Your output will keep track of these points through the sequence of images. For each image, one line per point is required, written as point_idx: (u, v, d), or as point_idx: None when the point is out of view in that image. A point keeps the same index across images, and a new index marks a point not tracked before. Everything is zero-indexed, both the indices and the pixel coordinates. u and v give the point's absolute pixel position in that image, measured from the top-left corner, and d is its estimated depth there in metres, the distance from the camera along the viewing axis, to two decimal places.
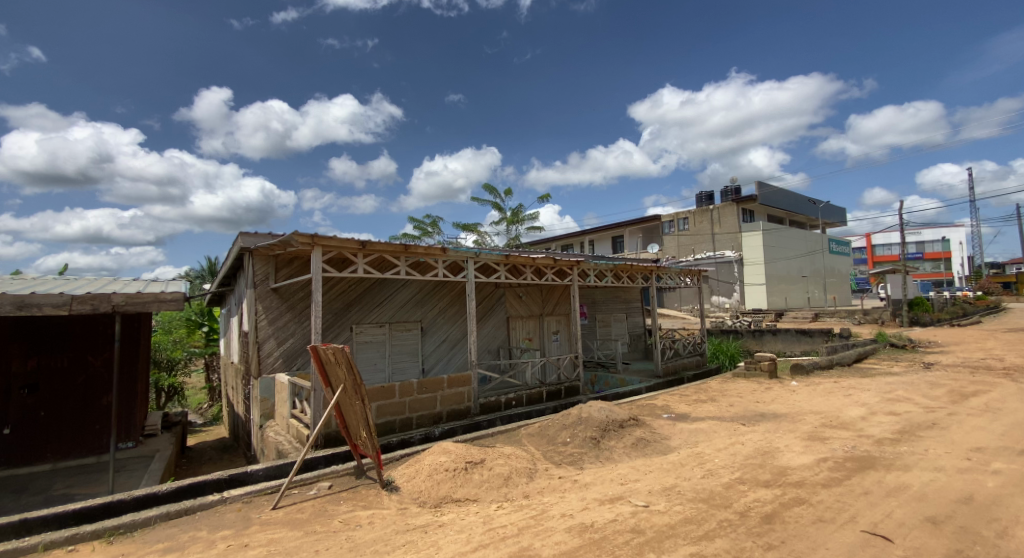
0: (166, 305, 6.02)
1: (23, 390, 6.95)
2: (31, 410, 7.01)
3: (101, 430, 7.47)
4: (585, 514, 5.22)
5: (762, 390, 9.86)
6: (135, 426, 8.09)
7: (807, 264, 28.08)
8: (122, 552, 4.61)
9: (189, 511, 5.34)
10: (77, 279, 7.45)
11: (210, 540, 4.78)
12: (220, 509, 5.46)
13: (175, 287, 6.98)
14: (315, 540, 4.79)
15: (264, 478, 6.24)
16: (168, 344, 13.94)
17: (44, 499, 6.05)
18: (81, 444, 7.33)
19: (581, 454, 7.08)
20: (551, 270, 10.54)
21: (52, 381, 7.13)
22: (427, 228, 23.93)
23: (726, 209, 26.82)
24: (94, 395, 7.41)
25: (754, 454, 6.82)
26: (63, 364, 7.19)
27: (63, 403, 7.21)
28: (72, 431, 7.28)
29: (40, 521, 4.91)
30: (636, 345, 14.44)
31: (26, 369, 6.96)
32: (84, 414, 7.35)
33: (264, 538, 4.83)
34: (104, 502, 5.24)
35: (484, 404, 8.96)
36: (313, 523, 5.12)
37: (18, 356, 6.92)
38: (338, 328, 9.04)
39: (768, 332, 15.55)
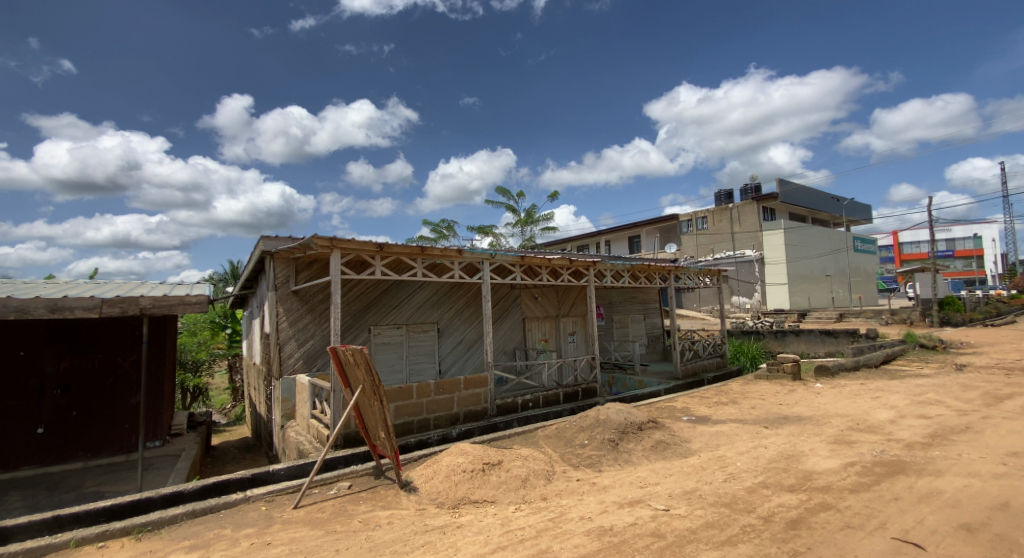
0: (190, 308, 6.12)
1: (56, 390, 7.13)
2: (63, 410, 7.18)
3: (130, 430, 7.62)
4: (604, 518, 5.15)
5: (785, 392, 9.64)
6: (162, 426, 8.24)
7: (831, 263, 27.48)
8: (149, 549, 4.68)
9: (214, 510, 5.40)
10: (106, 282, 7.62)
11: (234, 538, 4.83)
12: (243, 507, 5.52)
13: (200, 290, 7.08)
14: (335, 539, 4.80)
15: (286, 478, 6.29)
16: (193, 347, 14.23)
17: (74, 497, 6.18)
18: (111, 443, 7.49)
19: (600, 456, 6.99)
20: (568, 270, 10.43)
21: (84, 381, 7.30)
22: (443, 232, 24.04)
23: (747, 209, 26.26)
24: (123, 395, 7.57)
25: (777, 458, 6.67)
26: (94, 365, 7.36)
27: (94, 403, 7.37)
28: (102, 430, 7.44)
29: (72, 517, 5.03)
30: (654, 347, 14.31)
31: (58, 369, 7.14)
32: (113, 414, 7.50)
33: (285, 536, 4.86)
34: (131, 500, 5.33)
35: (501, 405, 8.92)
36: (333, 522, 5.14)
37: (51, 357, 7.10)
38: (356, 329, 9.10)
39: (791, 332, 15.24)
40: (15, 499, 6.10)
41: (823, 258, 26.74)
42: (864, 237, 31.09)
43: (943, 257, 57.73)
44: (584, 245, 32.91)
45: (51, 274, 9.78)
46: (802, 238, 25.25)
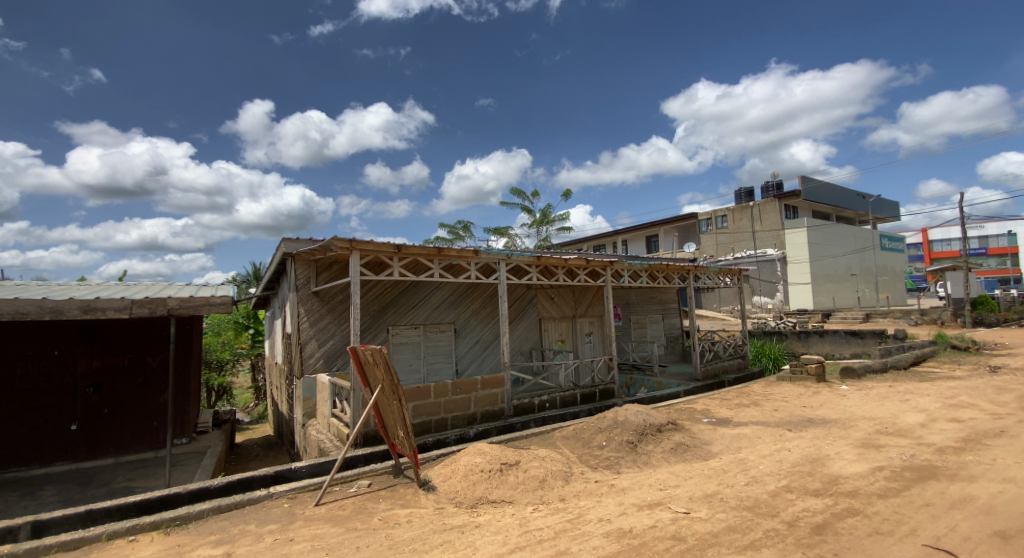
0: (216, 308, 6.20)
1: (88, 389, 7.29)
2: (96, 408, 7.34)
3: (158, 427, 7.76)
4: (623, 520, 5.07)
5: (809, 394, 9.42)
6: (188, 423, 8.38)
7: (855, 261, 26.83)
8: (178, 543, 4.75)
9: (239, 505, 5.46)
10: (136, 283, 7.78)
11: (258, 534, 4.87)
12: (267, 503, 5.57)
13: (225, 291, 7.19)
14: (356, 536, 4.81)
15: (308, 475, 6.32)
16: (217, 346, 14.46)
17: (106, 492, 6.28)
18: (140, 440, 7.63)
19: (618, 458, 6.90)
20: (585, 270, 10.33)
21: (115, 380, 7.45)
22: (459, 232, 24.03)
23: (767, 205, 25.78)
24: (152, 394, 7.70)
25: (801, 461, 6.51)
26: (124, 364, 7.51)
27: (125, 401, 7.52)
28: (132, 427, 7.58)
29: (104, 512, 5.13)
30: (672, 348, 14.15)
31: (91, 368, 7.30)
32: (142, 412, 7.64)
33: (307, 533, 4.88)
34: (160, 495, 5.41)
35: (518, 405, 8.88)
36: (354, 520, 5.15)
37: (84, 356, 7.26)
38: (375, 330, 9.14)
39: (814, 333, 14.91)
40: (49, 493, 6.24)
41: (847, 256, 26.13)
42: (891, 235, 30.31)
43: (975, 255, 55.99)
44: (601, 245, 32.72)
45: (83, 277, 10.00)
46: (825, 236, 24.71)
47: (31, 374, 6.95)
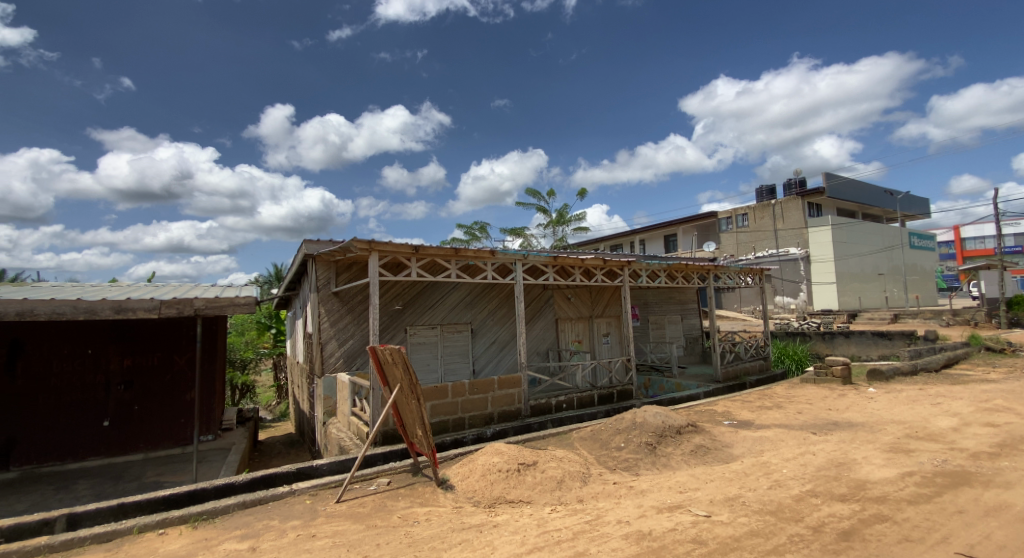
0: (241, 308, 6.28)
1: (120, 386, 7.43)
2: (127, 404, 7.48)
3: (185, 424, 7.87)
4: (642, 522, 4.98)
5: (834, 397, 9.19)
6: (214, 420, 8.50)
7: (882, 260, 26.14)
8: (205, 537, 4.80)
9: (263, 501, 5.51)
10: (163, 284, 7.92)
11: (281, 529, 4.90)
12: (290, 500, 5.61)
13: (250, 292, 7.27)
14: (376, 534, 4.81)
15: (329, 472, 6.35)
16: (241, 346, 14.65)
17: (136, 486, 6.40)
18: (168, 437, 7.75)
19: (637, 460, 6.80)
20: (602, 270, 10.22)
21: (145, 378, 7.59)
22: (476, 233, 24.05)
23: (790, 204, 25.32)
24: (180, 391, 7.83)
25: (827, 465, 6.33)
26: (153, 363, 7.65)
27: (154, 398, 7.66)
28: (160, 424, 7.71)
29: (135, 505, 5.22)
30: (692, 349, 13.95)
31: (122, 366, 7.44)
32: (171, 409, 7.77)
33: (329, 529, 4.90)
34: (189, 490, 5.49)
35: (535, 406, 8.82)
36: (374, 517, 5.15)
37: (116, 355, 7.41)
38: (393, 330, 9.18)
39: (839, 334, 14.58)
40: (82, 487, 6.37)
41: (873, 255, 25.49)
42: (920, 233, 29.48)
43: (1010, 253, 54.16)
44: (618, 245, 32.50)
45: (113, 278, 10.25)
46: (850, 234, 24.14)
47: (66, 372, 7.12)
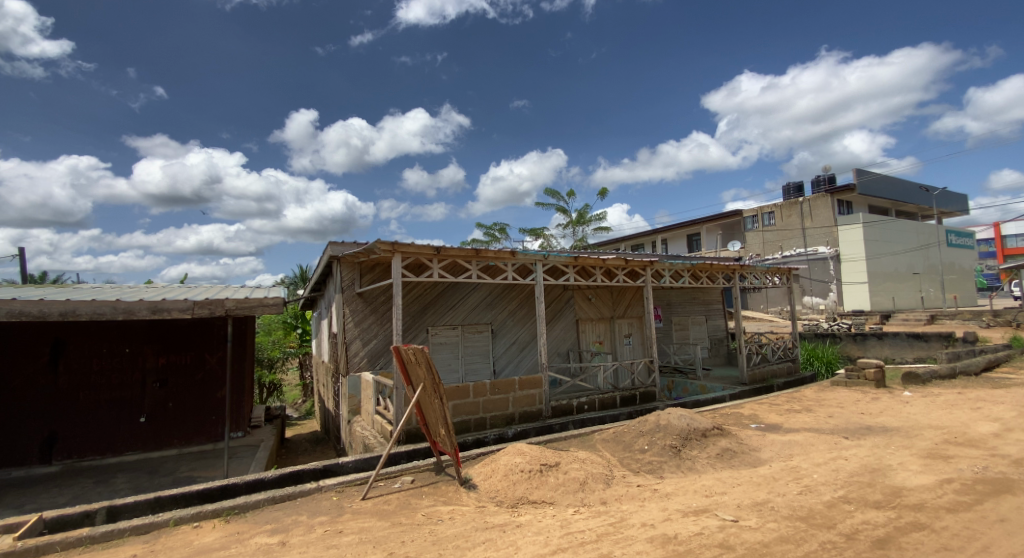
0: (269, 309, 6.37)
1: (155, 384, 7.62)
2: (161, 402, 7.66)
3: (216, 421, 8.02)
4: (667, 525, 4.88)
5: (868, 401, 8.90)
6: (243, 418, 8.65)
7: (916, 258, 25.26)
8: (237, 530, 4.87)
9: (292, 497, 5.57)
10: (195, 286, 8.13)
11: (309, 525, 4.95)
12: (317, 496, 5.65)
13: (278, 292, 7.37)
14: (401, 531, 4.81)
15: (354, 470, 6.38)
16: (268, 345, 14.91)
17: (171, 481, 6.53)
18: (200, 433, 7.90)
19: (661, 463, 6.67)
20: (623, 270, 10.08)
21: (178, 376, 7.77)
22: (496, 235, 24.03)
23: (819, 201, 24.71)
24: (211, 389, 7.99)
25: (860, 471, 6.12)
26: (186, 362, 7.82)
27: (187, 396, 7.83)
28: (193, 421, 7.87)
29: (171, 498, 5.33)
30: (717, 350, 13.71)
31: (157, 364, 7.63)
32: (203, 406, 7.93)
33: (355, 526, 4.92)
34: (221, 485, 5.59)
35: (556, 407, 8.74)
36: (399, 515, 5.16)
37: (151, 354, 7.59)
38: (415, 330, 9.22)
39: (872, 336, 14.14)
40: (120, 481, 6.54)
41: (907, 253, 24.67)
42: (959, 229, 28.52)
43: None
44: (640, 245, 32.21)
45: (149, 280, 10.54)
46: (882, 232, 23.41)
47: (104, 370, 7.31)
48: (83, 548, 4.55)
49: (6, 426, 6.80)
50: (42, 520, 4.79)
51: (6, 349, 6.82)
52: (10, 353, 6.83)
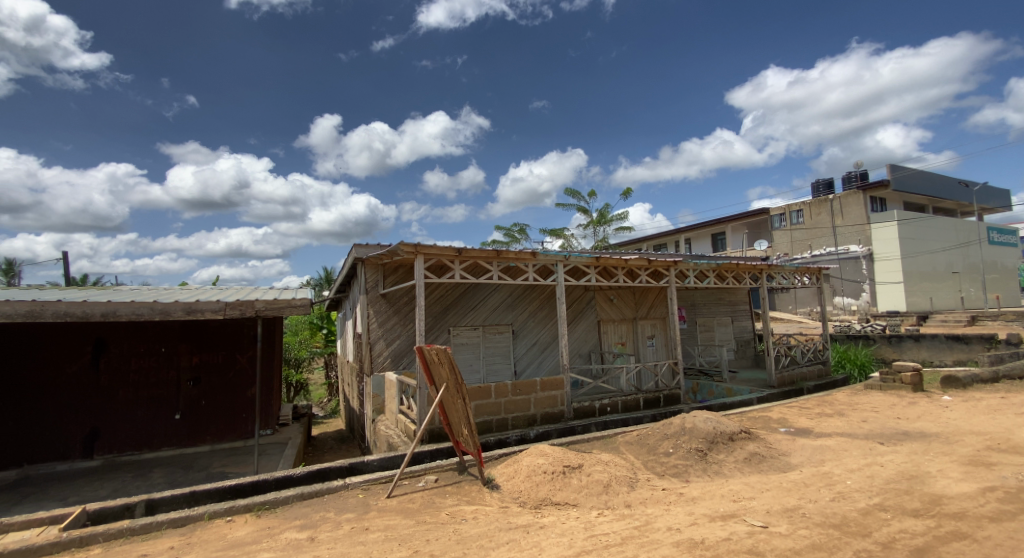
0: (297, 310, 6.43)
1: (189, 382, 7.77)
2: (195, 400, 7.81)
3: (247, 418, 8.15)
4: (694, 530, 4.77)
5: (904, 405, 8.58)
6: (272, 415, 8.78)
7: (955, 256, 24.29)
8: (268, 525, 4.93)
9: (320, 493, 5.61)
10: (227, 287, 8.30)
11: (337, 521, 4.97)
12: (343, 493, 5.68)
13: (305, 294, 7.46)
14: (426, 529, 4.79)
15: (379, 469, 6.40)
16: (295, 345, 15.14)
17: (204, 476, 6.65)
18: (232, 430, 8.04)
19: (686, 466, 6.53)
20: (646, 270, 9.92)
21: (211, 375, 7.91)
22: (516, 236, 23.98)
23: (851, 199, 24.05)
24: (242, 388, 8.12)
25: (896, 478, 5.89)
26: (218, 361, 7.96)
27: (220, 394, 7.97)
28: (225, 418, 8.01)
29: (206, 493, 5.43)
30: (743, 352, 13.46)
31: (191, 364, 7.79)
32: (234, 404, 8.05)
33: (381, 523, 4.92)
34: (252, 481, 5.67)
35: (578, 409, 8.64)
36: (423, 513, 5.14)
37: (186, 353, 7.76)
38: (437, 331, 9.24)
39: (908, 338, 13.65)
40: (157, 475, 6.68)
41: (944, 251, 23.75)
42: (1001, 226, 27.33)
43: None
44: (663, 245, 31.87)
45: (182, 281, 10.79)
46: (917, 229, 22.61)
47: (142, 368, 7.50)
48: (124, 540, 4.64)
49: (51, 421, 7.02)
50: (85, 511, 4.92)
51: (51, 348, 7.04)
52: (55, 351, 7.05)
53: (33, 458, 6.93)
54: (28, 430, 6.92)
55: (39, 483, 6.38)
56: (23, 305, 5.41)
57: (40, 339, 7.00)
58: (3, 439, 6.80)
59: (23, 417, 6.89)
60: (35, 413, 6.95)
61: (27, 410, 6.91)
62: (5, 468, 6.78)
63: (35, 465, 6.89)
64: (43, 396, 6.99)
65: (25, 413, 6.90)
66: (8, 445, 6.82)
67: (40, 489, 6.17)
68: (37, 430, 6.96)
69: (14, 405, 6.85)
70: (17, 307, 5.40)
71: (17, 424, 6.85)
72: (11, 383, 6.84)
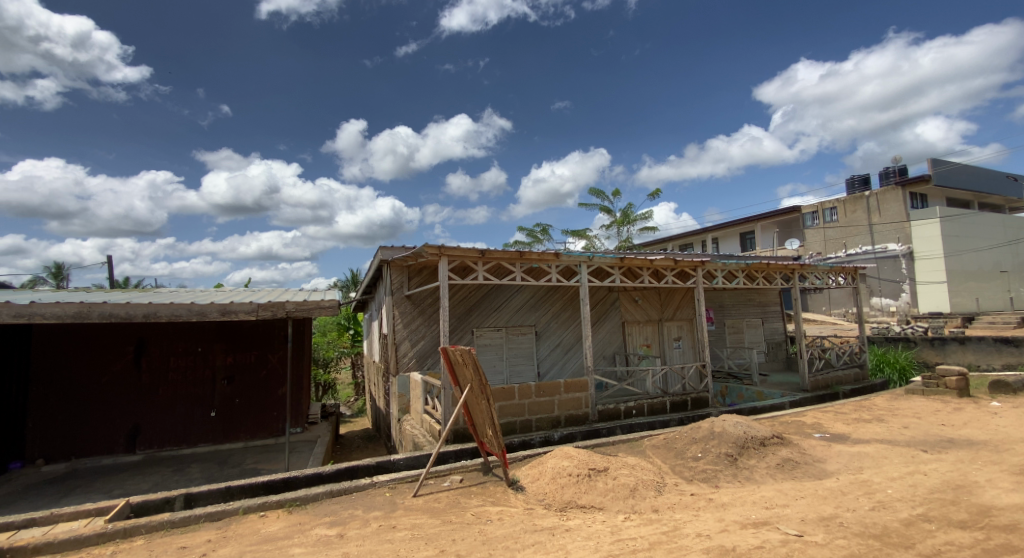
0: (327, 311, 6.47)
1: (224, 382, 7.91)
2: (229, 398, 7.95)
3: (279, 416, 8.25)
4: (725, 537, 4.61)
5: (949, 411, 8.19)
6: (302, 414, 8.88)
7: (1002, 254, 23.14)
8: (299, 521, 4.96)
9: (350, 491, 5.62)
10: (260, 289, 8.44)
11: (365, 519, 4.96)
12: (371, 491, 5.68)
13: (334, 295, 7.53)
14: (452, 529, 4.75)
15: (405, 468, 6.39)
16: (323, 346, 15.35)
17: (238, 472, 6.75)
18: (264, 427, 8.14)
19: (716, 472, 6.34)
20: (672, 271, 9.71)
21: (244, 374, 8.04)
22: (539, 237, 23.86)
23: (888, 194, 23.19)
24: (274, 386, 8.23)
25: (941, 488, 5.60)
26: (251, 361, 8.08)
27: (252, 392, 8.09)
28: (257, 416, 8.12)
29: (240, 488, 5.50)
30: (775, 355, 13.13)
31: (226, 363, 7.93)
32: (266, 402, 8.17)
33: (408, 522, 4.90)
34: (284, 477, 5.71)
35: (603, 411, 8.50)
36: (449, 513, 5.10)
37: (220, 353, 7.91)
38: (460, 331, 9.23)
39: (953, 341, 13.07)
40: (194, 470, 6.82)
41: (990, 249, 22.67)
42: None
43: None
44: (688, 245, 31.39)
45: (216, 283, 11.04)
46: (961, 226, 21.65)
47: (180, 367, 7.67)
48: (164, 532, 4.73)
49: (96, 417, 7.23)
50: (128, 504, 5.03)
51: (97, 347, 7.26)
52: (99, 350, 7.26)
53: (80, 452, 7.15)
54: (75, 426, 7.13)
55: (85, 476, 6.57)
56: (71, 306, 5.58)
57: (86, 338, 7.22)
58: (52, 433, 7.03)
59: (70, 413, 7.11)
60: (80, 410, 7.16)
61: (74, 406, 7.14)
62: (54, 462, 7.02)
63: (81, 459, 7.11)
64: (88, 393, 7.20)
65: (72, 409, 7.12)
66: (57, 440, 7.05)
67: (86, 482, 6.35)
68: (82, 426, 7.17)
69: (62, 402, 7.07)
70: (67, 308, 5.57)
71: (63, 420, 7.08)
72: (59, 380, 7.07)
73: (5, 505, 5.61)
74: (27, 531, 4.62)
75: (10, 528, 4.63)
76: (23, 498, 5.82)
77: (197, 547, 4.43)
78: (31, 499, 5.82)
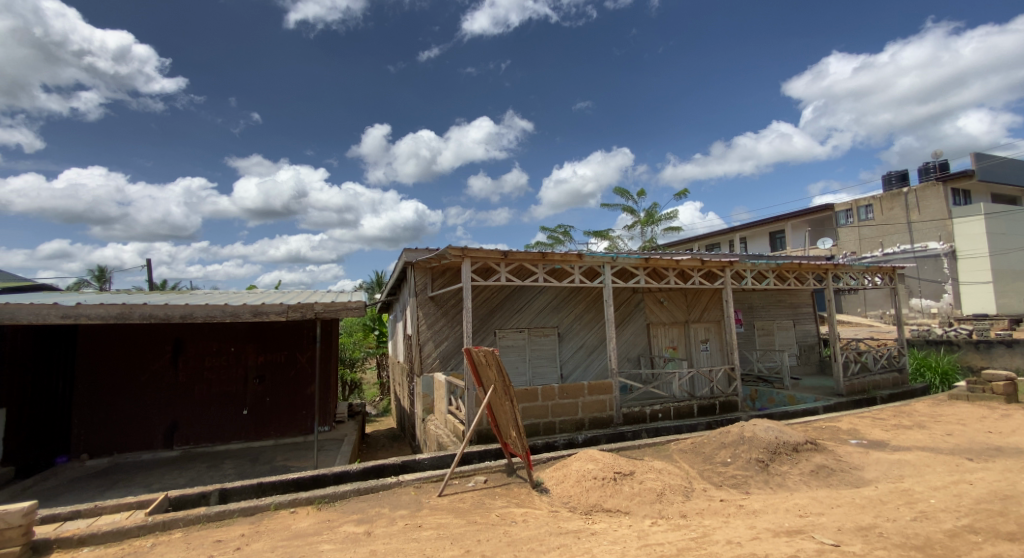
0: (354, 311, 6.50)
1: (255, 381, 8.05)
2: (260, 397, 8.08)
3: (308, 415, 8.34)
4: (757, 544, 4.46)
5: (996, 418, 7.80)
6: (329, 413, 8.97)
7: None
8: (328, 518, 4.99)
9: (377, 490, 5.64)
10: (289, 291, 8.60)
11: (391, 517, 4.97)
12: (397, 490, 5.69)
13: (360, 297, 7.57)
14: (477, 529, 4.71)
15: (430, 467, 6.38)
16: (350, 346, 15.54)
17: (270, 468, 6.85)
18: (294, 425, 8.25)
19: (747, 478, 6.15)
20: (699, 271, 9.51)
21: (275, 373, 8.17)
22: (560, 237, 23.78)
23: (927, 191, 22.33)
24: (302, 386, 8.33)
25: (989, 498, 5.32)
26: (281, 360, 8.20)
27: (282, 391, 8.21)
28: (287, 414, 8.23)
29: (272, 484, 5.57)
30: (808, 358, 12.75)
31: (257, 363, 8.06)
32: (295, 401, 8.27)
33: (433, 521, 4.88)
34: (313, 474, 5.78)
35: (627, 414, 8.36)
36: (474, 514, 5.07)
37: (252, 352, 8.04)
38: (483, 332, 9.21)
39: (999, 344, 12.49)
40: (227, 466, 6.95)
41: None
42: None
43: None
44: (714, 245, 30.85)
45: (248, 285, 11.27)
46: (1006, 224, 20.69)
47: (214, 367, 7.83)
48: (201, 526, 4.81)
49: (136, 413, 7.45)
50: (167, 498, 5.14)
51: (137, 346, 7.47)
52: (139, 349, 7.47)
53: (121, 447, 7.37)
54: (116, 422, 7.35)
55: (126, 470, 6.76)
56: (113, 307, 5.72)
57: (126, 337, 7.44)
58: (96, 429, 7.25)
59: (112, 410, 7.33)
60: (120, 407, 7.37)
61: (116, 403, 7.36)
62: (97, 456, 7.24)
63: (123, 454, 7.32)
64: (128, 391, 7.41)
65: (113, 406, 7.34)
66: (100, 435, 7.27)
67: (127, 476, 6.53)
68: (123, 423, 7.38)
69: (104, 398, 7.30)
70: (110, 309, 5.71)
71: (105, 416, 7.30)
72: (102, 378, 7.30)
73: (53, 497, 5.81)
74: (72, 523, 4.74)
75: (57, 519, 4.75)
76: (68, 491, 6.00)
77: (232, 541, 4.48)
78: (76, 491, 6.01)
